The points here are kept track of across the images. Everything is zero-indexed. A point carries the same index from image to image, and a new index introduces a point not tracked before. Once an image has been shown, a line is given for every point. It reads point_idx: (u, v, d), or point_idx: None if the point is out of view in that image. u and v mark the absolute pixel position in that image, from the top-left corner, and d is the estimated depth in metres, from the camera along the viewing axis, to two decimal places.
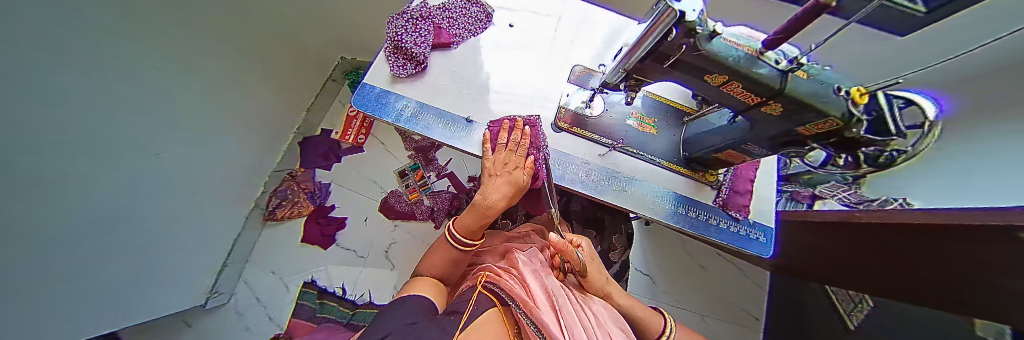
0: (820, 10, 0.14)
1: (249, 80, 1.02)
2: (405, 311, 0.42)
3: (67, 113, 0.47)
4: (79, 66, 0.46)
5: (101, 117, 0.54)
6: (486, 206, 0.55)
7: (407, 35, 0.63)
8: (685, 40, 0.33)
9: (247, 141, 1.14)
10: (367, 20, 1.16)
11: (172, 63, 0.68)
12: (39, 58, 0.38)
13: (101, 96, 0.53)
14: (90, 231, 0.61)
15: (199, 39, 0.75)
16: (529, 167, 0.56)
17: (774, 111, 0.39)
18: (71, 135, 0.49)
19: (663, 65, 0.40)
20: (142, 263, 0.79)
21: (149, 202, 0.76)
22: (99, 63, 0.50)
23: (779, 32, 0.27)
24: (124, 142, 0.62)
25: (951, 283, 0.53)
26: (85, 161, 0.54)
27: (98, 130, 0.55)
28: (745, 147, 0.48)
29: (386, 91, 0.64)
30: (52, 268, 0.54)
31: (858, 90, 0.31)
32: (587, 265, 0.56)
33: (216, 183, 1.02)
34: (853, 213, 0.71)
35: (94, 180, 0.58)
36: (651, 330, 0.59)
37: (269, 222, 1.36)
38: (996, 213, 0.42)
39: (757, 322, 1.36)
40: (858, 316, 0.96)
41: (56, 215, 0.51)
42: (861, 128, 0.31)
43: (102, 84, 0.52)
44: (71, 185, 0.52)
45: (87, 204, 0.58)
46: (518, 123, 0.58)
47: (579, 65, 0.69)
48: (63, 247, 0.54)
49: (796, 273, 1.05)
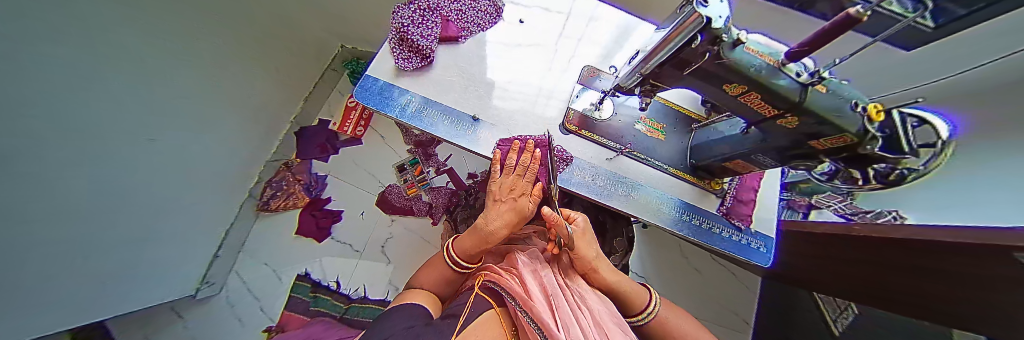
0: (854, 22, 0.13)
1: (235, 64, 0.94)
2: (401, 317, 0.41)
3: (30, 107, 0.43)
4: (49, 53, 0.43)
5: (57, 109, 0.48)
6: (487, 233, 0.52)
7: (414, 27, 0.61)
8: (709, 48, 0.32)
9: (238, 131, 1.09)
10: (367, 10, 1.12)
11: (150, 51, 0.64)
12: (4, 48, 0.35)
13: (66, 90, 0.49)
14: (65, 228, 0.57)
15: (177, 24, 0.68)
16: (535, 195, 0.54)
17: (789, 124, 0.38)
18: (26, 124, 0.43)
19: (681, 72, 0.39)
20: (115, 262, 0.74)
21: (133, 193, 0.73)
22: (55, 47, 0.44)
23: (803, 45, 0.26)
24: (95, 133, 0.58)
25: (955, 298, 0.52)
26: (48, 151, 0.48)
27: (73, 116, 0.52)
28: (754, 157, 0.49)
29: (389, 84, 0.62)
30: (23, 268, 0.50)
31: (874, 107, 0.30)
32: (575, 238, 0.57)
33: (201, 175, 0.96)
34: (852, 226, 0.71)
35: (66, 170, 0.53)
36: (637, 307, 0.57)
37: (262, 213, 1.33)
38: (994, 233, 0.43)
39: (745, 324, 1.38)
40: (842, 323, 0.98)
41: (31, 204, 0.48)
42: (875, 145, 0.30)
43: (70, 75, 0.48)
44: (34, 178, 0.47)
45: (60, 196, 0.54)
46: (528, 145, 0.56)
47: (588, 65, 0.68)
48: (30, 245, 0.50)
49: (794, 283, 1.05)
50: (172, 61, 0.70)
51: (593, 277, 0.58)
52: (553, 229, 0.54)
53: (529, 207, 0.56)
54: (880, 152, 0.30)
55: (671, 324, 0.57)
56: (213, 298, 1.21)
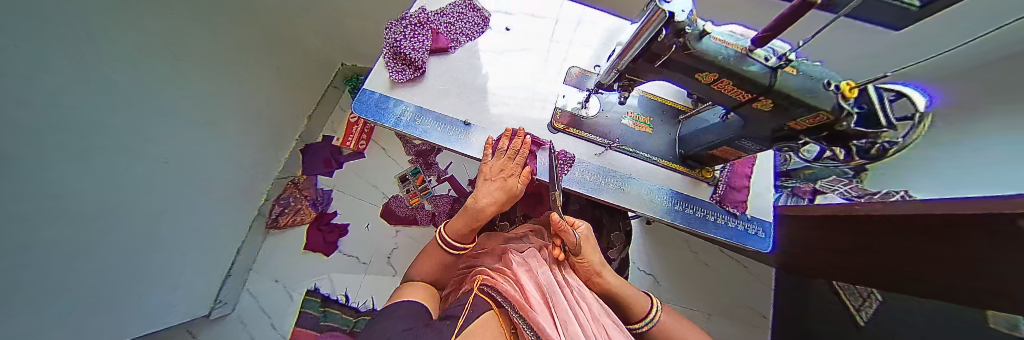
0: (807, 9, 0.13)
1: (242, 88, 1.00)
2: (400, 317, 0.42)
3: (55, 131, 0.46)
4: (77, 79, 0.48)
5: (78, 133, 0.51)
6: (477, 210, 0.56)
7: (406, 41, 0.65)
8: (675, 40, 0.34)
9: (245, 152, 1.13)
10: (361, 10, 1.07)
11: (161, 78, 0.67)
12: (26, 70, 0.38)
13: (88, 115, 0.52)
14: (83, 249, 0.60)
15: (186, 50, 0.72)
16: (524, 176, 0.58)
17: (763, 107, 0.39)
18: (47, 148, 0.45)
19: (653, 65, 0.41)
20: (130, 283, 0.76)
21: (134, 197, 0.71)
22: (80, 72, 0.47)
23: (767, 30, 0.27)
24: (113, 157, 0.61)
25: (969, 275, 0.50)
26: (68, 174, 0.51)
27: (94, 140, 0.55)
28: (738, 143, 0.49)
29: (385, 96, 0.65)
30: (42, 290, 0.52)
31: (847, 84, 0.33)
32: (583, 243, 0.56)
33: (211, 195, 1.00)
34: (851, 204, 0.70)
35: (82, 194, 0.56)
36: (638, 311, 0.56)
37: (272, 230, 1.36)
38: (994, 200, 0.42)
39: (764, 319, 1.34)
40: (867, 312, 0.94)
41: (52, 226, 0.51)
42: (849, 121, 0.33)
43: (92, 100, 0.52)
44: (56, 200, 0.50)
45: (79, 219, 0.57)
46: (519, 131, 0.58)
47: (575, 67, 0.71)
48: (50, 266, 0.52)
49: (810, 271, 1.03)
50: (180, 85, 0.74)
51: (597, 280, 0.58)
52: (561, 234, 0.55)
53: (518, 188, 0.60)
54: (856, 128, 0.34)
55: (668, 328, 0.56)
56: (226, 316, 1.23)
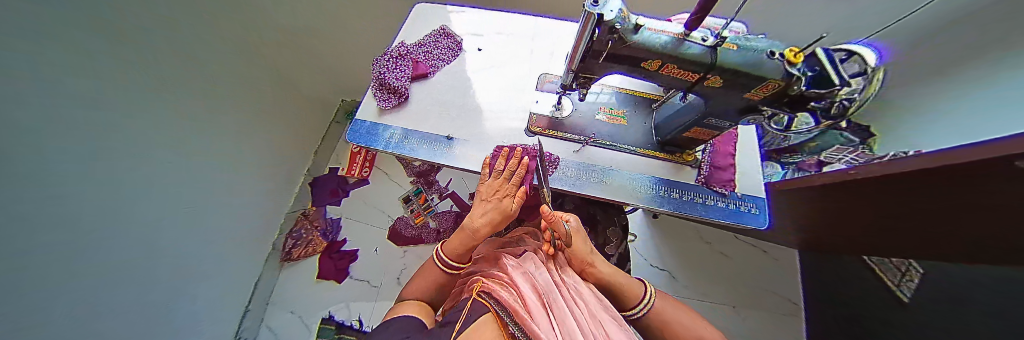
0: None
1: (256, 130, 1.10)
2: (397, 328, 0.43)
3: (93, 174, 0.52)
4: (116, 128, 0.55)
5: (115, 178, 0.58)
6: (473, 230, 0.56)
7: (389, 72, 0.71)
8: (609, 37, 0.37)
9: (260, 188, 1.21)
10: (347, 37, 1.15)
11: (186, 124, 0.76)
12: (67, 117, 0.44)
13: (125, 160, 0.60)
14: (115, 286, 0.64)
15: (207, 98, 0.82)
16: (517, 196, 0.57)
17: (715, 83, 0.41)
18: (85, 190, 0.51)
19: (599, 61, 0.43)
20: (157, 318, 0.80)
21: (134, 203, 0.65)
22: (117, 123, 0.55)
23: (695, 13, 0.30)
24: (146, 197, 0.68)
25: (994, 220, 0.47)
26: (103, 214, 0.57)
27: (130, 183, 0.62)
28: (707, 122, 0.51)
29: (374, 124, 0.70)
30: (74, 327, 0.55)
31: (791, 52, 0.36)
32: (575, 235, 0.58)
33: (232, 231, 1.07)
34: (847, 171, 0.68)
35: (116, 233, 0.61)
36: (632, 296, 0.56)
37: (286, 263, 1.41)
38: (986, 146, 0.41)
39: (796, 307, 1.26)
40: (909, 287, 0.82)
41: (84, 264, 0.55)
42: (801, 84, 0.35)
43: (129, 146, 0.59)
44: (89, 237, 0.55)
45: (112, 256, 0.62)
46: (516, 153, 0.61)
47: (547, 74, 0.76)
48: (81, 304, 0.56)
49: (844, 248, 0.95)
50: (203, 130, 0.83)
51: (591, 271, 0.58)
52: (551, 226, 0.57)
53: (513, 208, 0.59)
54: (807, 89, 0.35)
55: (664, 311, 0.56)
56: None
